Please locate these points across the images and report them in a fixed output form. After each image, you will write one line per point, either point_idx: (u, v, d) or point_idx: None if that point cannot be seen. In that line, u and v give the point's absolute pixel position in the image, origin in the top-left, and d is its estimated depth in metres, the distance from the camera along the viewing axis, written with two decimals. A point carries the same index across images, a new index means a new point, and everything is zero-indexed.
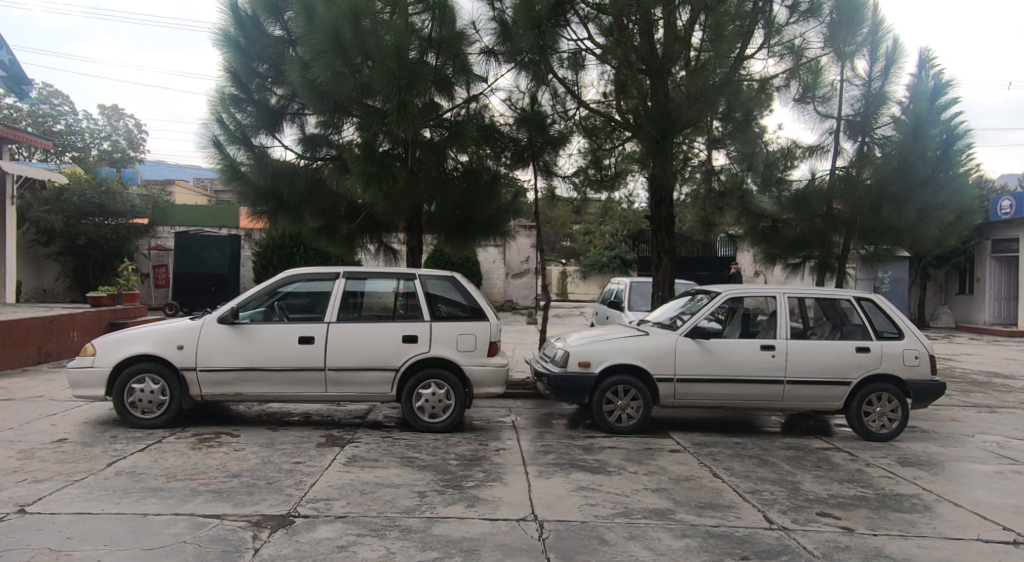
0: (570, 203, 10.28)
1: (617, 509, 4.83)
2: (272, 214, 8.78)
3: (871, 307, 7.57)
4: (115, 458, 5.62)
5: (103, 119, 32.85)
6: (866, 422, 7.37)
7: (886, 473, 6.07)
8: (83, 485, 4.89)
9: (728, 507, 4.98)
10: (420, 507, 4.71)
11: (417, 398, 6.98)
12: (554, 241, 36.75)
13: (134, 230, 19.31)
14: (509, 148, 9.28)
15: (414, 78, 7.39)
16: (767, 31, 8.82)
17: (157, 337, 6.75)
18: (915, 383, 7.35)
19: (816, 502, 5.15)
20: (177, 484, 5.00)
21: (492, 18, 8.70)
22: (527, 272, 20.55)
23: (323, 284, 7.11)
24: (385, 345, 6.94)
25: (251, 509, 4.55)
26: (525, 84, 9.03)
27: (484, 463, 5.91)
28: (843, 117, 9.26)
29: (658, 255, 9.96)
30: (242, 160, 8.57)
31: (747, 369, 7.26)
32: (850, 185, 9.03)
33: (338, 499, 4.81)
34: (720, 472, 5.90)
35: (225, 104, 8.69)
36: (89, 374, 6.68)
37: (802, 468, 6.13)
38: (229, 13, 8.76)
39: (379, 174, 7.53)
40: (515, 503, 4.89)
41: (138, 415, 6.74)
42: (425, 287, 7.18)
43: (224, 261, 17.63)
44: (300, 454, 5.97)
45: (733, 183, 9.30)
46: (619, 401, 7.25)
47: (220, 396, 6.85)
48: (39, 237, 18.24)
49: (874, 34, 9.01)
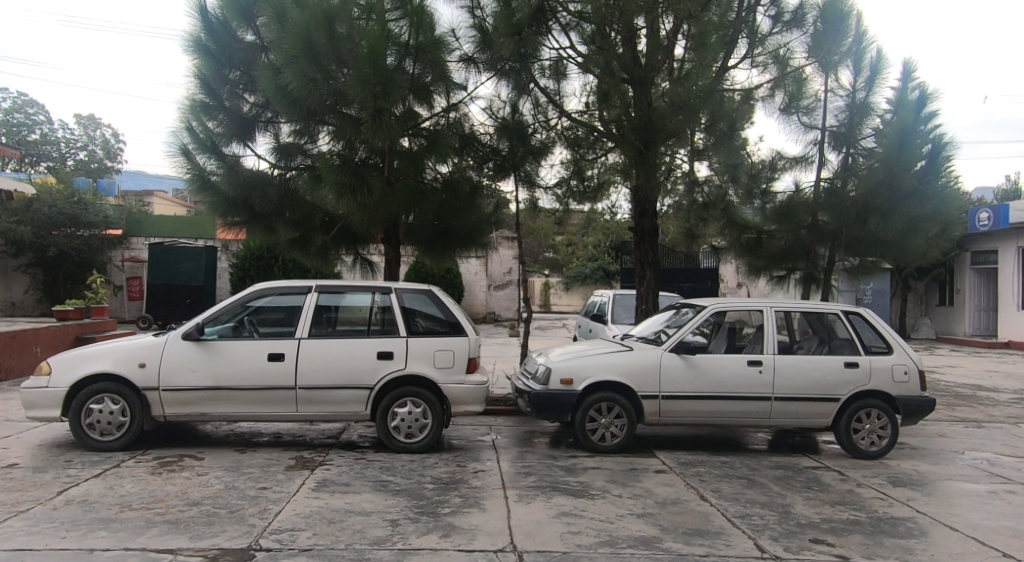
0: (553, 214, 10.14)
1: (601, 538, 4.57)
2: (245, 223, 8.52)
3: (859, 320, 7.40)
4: (67, 486, 5.26)
5: (80, 128, 32.37)
6: (855, 440, 7.19)
7: (878, 494, 5.87)
8: (28, 517, 4.55)
9: (717, 534, 4.74)
10: (392, 538, 4.42)
11: (392, 417, 6.70)
12: (537, 252, 36.67)
13: (108, 241, 18.82)
14: (491, 159, 9.02)
15: (390, 86, 7.15)
16: (750, 41, 8.78)
17: (117, 354, 6.41)
18: (904, 399, 7.18)
19: (809, 528, 4.92)
20: (131, 514, 4.67)
21: (472, 26, 8.49)
22: (510, 283, 20.43)
23: (297, 297, 6.83)
24: (359, 361, 6.65)
25: (209, 541, 4.24)
26: (506, 92, 8.89)
27: (462, 487, 5.63)
28: (827, 127, 9.17)
29: (641, 267, 9.73)
30: (213, 169, 8.28)
31: (734, 385, 7.05)
32: (836, 197, 8.88)
33: (304, 529, 4.51)
34: (708, 495, 5.66)
35: (195, 111, 8.35)
36: (44, 395, 6.32)
37: (792, 490, 5.91)
38: (199, 17, 8.45)
39: (354, 185, 7.25)
40: (492, 532, 4.63)
41: (96, 437, 6.39)
42: (401, 301, 6.91)
43: (199, 272, 17.19)
44: (267, 478, 5.65)
45: (717, 195, 9.39)
46: (602, 419, 7.00)
47: (185, 415, 6.51)
48: (8, 248, 17.74)
49: (859, 44, 8.84)
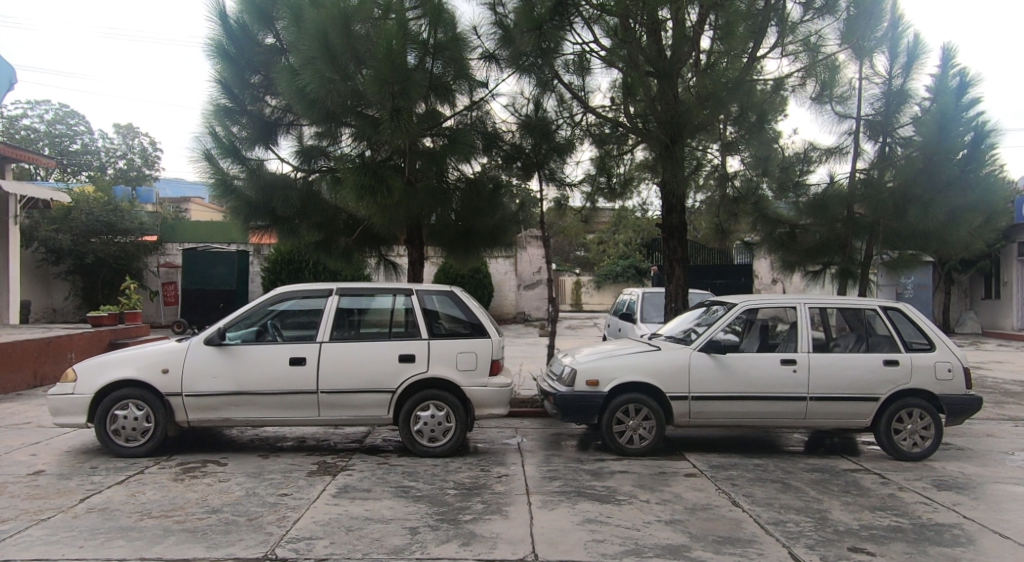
0: (581, 213, 9.93)
1: (626, 546, 4.40)
2: (270, 227, 8.51)
3: (899, 316, 7.08)
4: (90, 493, 5.25)
5: (118, 138, 33.05)
6: (896, 441, 6.88)
7: (922, 499, 5.58)
8: (48, 526, 4.54)
9: (749, 542, 4.53)
10: (410, 547, 4.31)
11: (415, 420, 6.60)
12: (568, 251, 36.48)
13: (144, 247, 19.14)
14: (516, 157, 8.88)
15: (408, 83, 7.00)
16: (779, 30, 8.38)
17: (141, 360, 6.42)
18: (948, 398, 6.84)
19: (847, 536, 4.68)
20: (150, 522, 4.63)
21: (493, 23, 8.33)
22: (540, 282, 20.30)
23: (318, 301, 6.76)
24: (381, 365, 6.56)
25: (225, 551, 4.17)
26: (529, 89, 8.73)
27: (485, 493, 5.50)
28: (863, 116, 8.83)
29: (669, 265, 9.51)
30: (236, 173, 8.32)
31: (766, 385, 6.80)
32: (873, 188, 8.58)
33: (321, 538, 4.42)
34: (740, 500, 5.44)
35: (218, 116, 8.41)
36: (70, 401, 6.35)
37: (829, 494, 5.65)
38: (219, 23, 8.50)
39: (374, 186, 7.14)
40: (514, 540, 4.48)
41: (121, 443, 6.40)
42: (422, 303, 6.81)
43: (231, 276, 17.37)
44: (288, 484, 5.58)
45: (749, 189, 9.01)
46: (630, 421, 6.81)
47: (208, 421, 6.50)
48: (48, 256, 18.16)
49: (894, 29, 8.53)
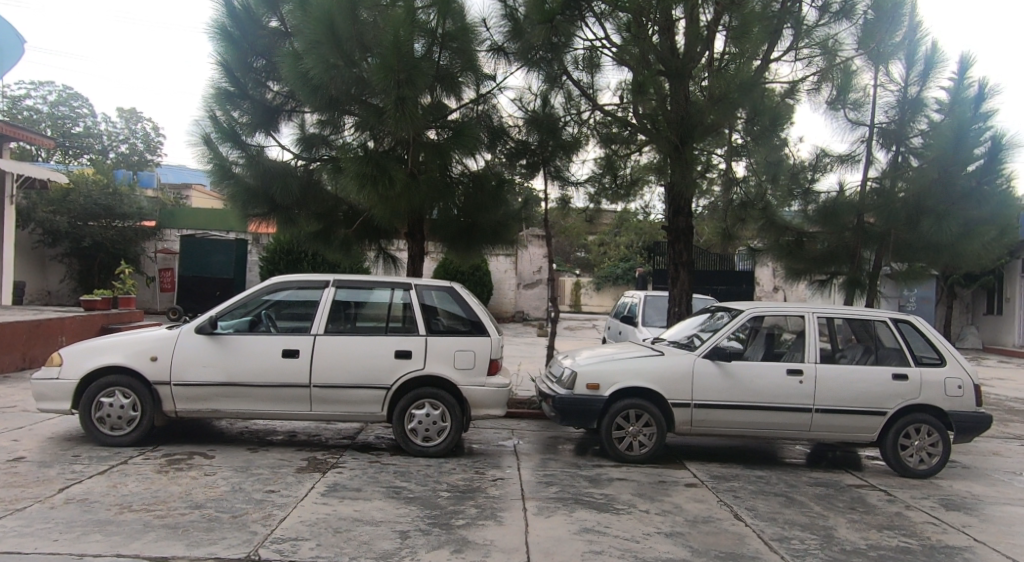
0: (585, 213, 9.76)
1: (625, 559, 4.22)
2: (266, 215, 8.28)
3: (910, 329, 6.90)
4: (70, 483, 5.07)
5: (121, 122, 32.78)
6: (902, 457, 6.70)
7: (930, 519, 5.40)
8: (24, 516, 4.36)
9: (753, 559, 4.35)
10: (400, 552, 4.13)
11: (409, 418, 6.41)
12: (569, 252, 36.37)
13: (142, 233, 18.94)
14: (521, 154, 8.70)
15: (414, 74, 6.82)
16: (795, 32, 8.21)
17: (130, 346, 6.23)
18: (957, 415, 6.65)
19: (854, 556, 4.50)
20: (130, 516, 4.45)
21: (503, 14, 8.08)
22: (540, 282, 20.14)
23: (314, 292, 6.57)
24: (377, 360, 6.38)
25: (206, 550, 3.99)
26: (537, 84, 8.49)
27: (479, 497, 5.31)
28: (877, 124, 8.67)
29: (674, 268, 9.31)
30: (235, 160, 8.10)
31: (771, 395, 6.62)
32: (885, 199, 8.38)
33: (308, 539, 4.23)
34: (742, 513, 5.26)
35: (219, 100, 8.20)
36: (55, 386, 6.16)
37: (834, 511, 5.47)
38: (223, 5, 8.29)
39: (375, 176, 6.96)
40: (508, 548, 4.30)
41: (106, 431, 6.22)
42: (421, 298, 6.63)
43: (229, 265, 17.20)
44: (276, 481, 5.40)
45: (755, 194, 8.57)
46: (630, 427, 6.63)
47: (196, 412, 6.31)
48: (45, 238, 17.92)
49: (912, 36, 8.28)
